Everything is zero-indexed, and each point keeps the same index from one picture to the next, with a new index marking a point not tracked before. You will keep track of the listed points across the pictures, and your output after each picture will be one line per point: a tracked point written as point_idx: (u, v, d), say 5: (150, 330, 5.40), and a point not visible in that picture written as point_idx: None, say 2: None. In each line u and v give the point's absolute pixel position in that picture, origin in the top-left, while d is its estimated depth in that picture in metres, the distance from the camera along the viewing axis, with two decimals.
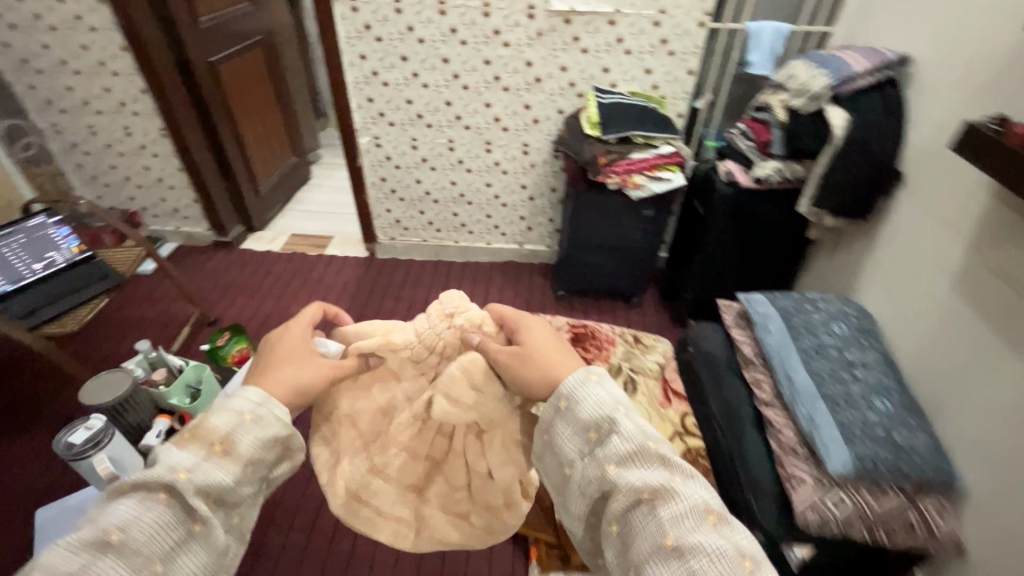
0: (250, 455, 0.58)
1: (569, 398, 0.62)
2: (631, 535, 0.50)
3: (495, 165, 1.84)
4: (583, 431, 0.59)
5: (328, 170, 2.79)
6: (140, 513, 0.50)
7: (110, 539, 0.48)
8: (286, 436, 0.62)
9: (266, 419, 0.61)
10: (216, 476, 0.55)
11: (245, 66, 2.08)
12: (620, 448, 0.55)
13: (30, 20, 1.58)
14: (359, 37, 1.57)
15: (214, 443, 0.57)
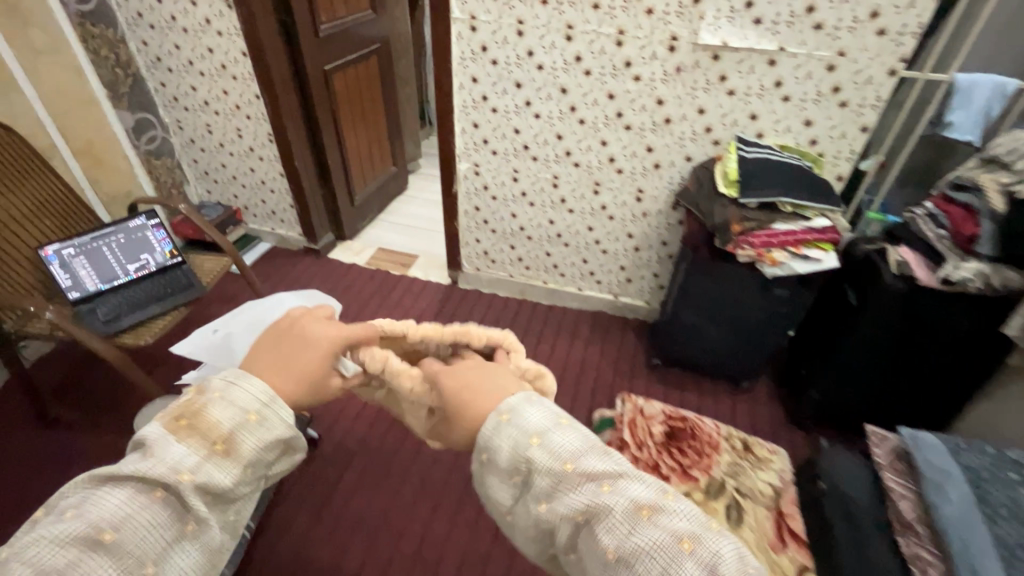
0: (256, 457, 0.54)
1: (487, 450, 0.53)
2: (583, 561, 0.48)
3: (601, 208, 1.62)
4: (506, 479, 0.52)
5: (425, 181, 2.73)
6: (134, 508, 0.48)
7: (102, 537, 0.46)
8: (290, 436, 0.56)
9: (274, 421, 0.55)
10: (217, 478, 0.51)
11: (358, 74, 2.04)
12: (544, 483, 0.50)
13: (167, 20, 1.63)
14: (473, 58, 1.43)
15: (214, 442, 0.52)
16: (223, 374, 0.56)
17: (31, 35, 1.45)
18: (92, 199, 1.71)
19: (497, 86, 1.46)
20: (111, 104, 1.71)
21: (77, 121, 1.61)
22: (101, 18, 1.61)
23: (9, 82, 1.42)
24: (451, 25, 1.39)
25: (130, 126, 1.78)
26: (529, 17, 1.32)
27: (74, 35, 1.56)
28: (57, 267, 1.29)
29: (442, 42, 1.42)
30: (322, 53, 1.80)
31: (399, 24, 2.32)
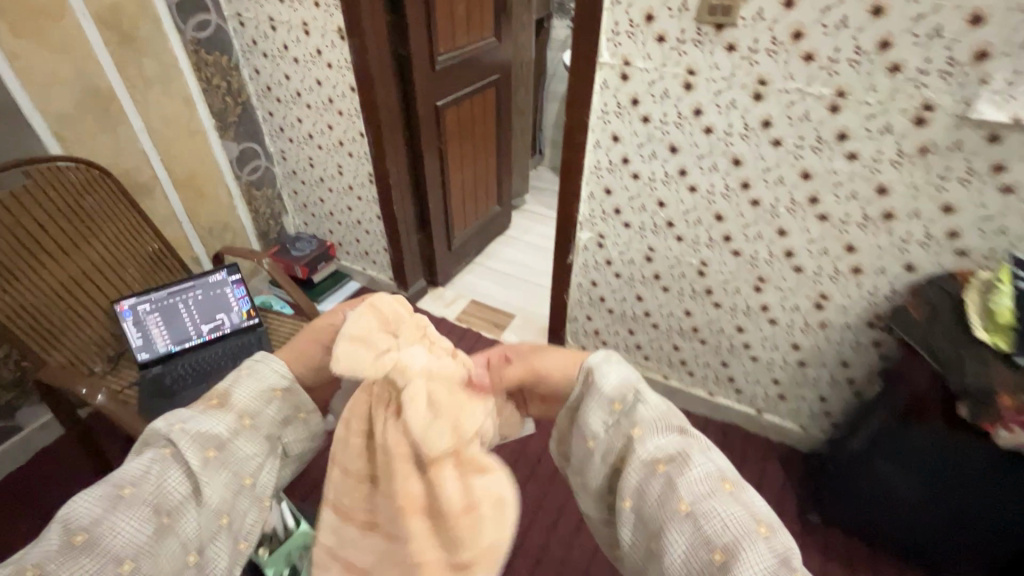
0: (254, 406, 0.64)
1: (595, 371, 0.61)
2: (653, 502, 0.53)
3: (761, 309, 1.24)
4: (607, 403, 0.59)
5: (528, 222, 2.47)
6: (149, 469, 0.56)
7: (121, 492, 0.53)
8: (283, 386, 0.67)
9: (264, 374, 0.66)
10: (208, 427, 0.60)
11: (472, 109, 1.83)
12: (646, 415, 0.57)
13: (280, 49, 1.50)
14: (618, 113, 1.12)
15: (212, 398, 0.63)
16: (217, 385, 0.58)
17: (144, 64, 1.37)
18: (189, 232, 1.62)
19: (644, 148, 1.14)
20: (218, 134, 1.62)
21: (182, 152, 1.53)
22: (216, 46, 1.52)
23: (116, 114, 1.34)
24: (596, 72, 1.09)
25: (234, 156, 1.69)
26: (705, 67, 0.99)
27: (188, 64, 1.47)
28: (130, 324, 1.17)
29: (580, 91, 1.13)
30: (436, 87, 1.60)
31: (521, 52, 2.09)
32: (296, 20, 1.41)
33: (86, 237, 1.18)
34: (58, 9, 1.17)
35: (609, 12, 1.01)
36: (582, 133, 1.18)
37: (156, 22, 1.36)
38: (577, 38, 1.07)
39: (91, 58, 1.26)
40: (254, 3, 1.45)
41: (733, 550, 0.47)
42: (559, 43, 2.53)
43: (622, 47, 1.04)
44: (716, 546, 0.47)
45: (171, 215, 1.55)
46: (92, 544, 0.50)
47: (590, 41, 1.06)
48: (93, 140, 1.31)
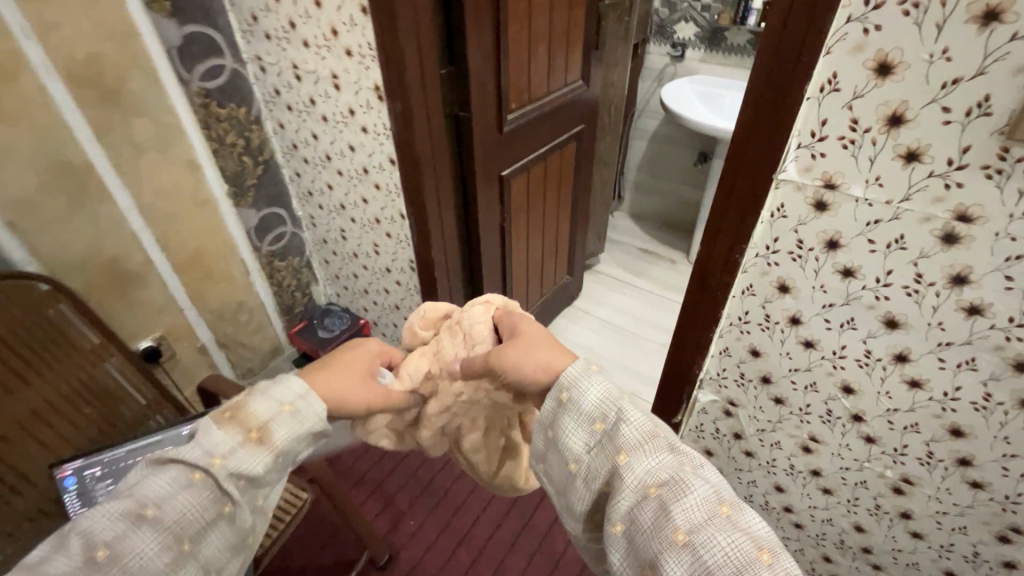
0: (291, 445, 0.57)
1: (573, 390, 0.58)
2: (643, 532, 0.46)
3: (1001, 565, 0.77)
4: (587, 423, 0.55)
5: (602, 291, 2.05)
6: (177, 488, 0.50)
7: (145, 513, 0.48)
8: (320, 429, 0.60)
9: (307, 415, 0.58)
10: (250, 465, 0.54)
11: (545, 172, 1.43)
12: (628, 436, 0.52)
13: (306, 104, 1.17)
14: (796, 255, 0.68)
15: (251, 430, 0.55)
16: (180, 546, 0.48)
17: (133, 127, 1.07)
18: (193, 319, 1.33)
19: (833, 312, 0.70)
20: (233, 202, 1.31)
21: (184, 227, 1.23)
22: (230, 96, 1.21)
23: (96, 191, 1.05)
24: (768, 191, 0.65)
25: (253, 226, 1.38)
26: (999, 214, 0.53)
27: (193, 121, 1.16)
28: (72, 498, 0.85)
29: (734, 216, 0.70)
30: (501, 154, 1.21)
31: (610, 93, 1.66)
32: (324, 71, 1.06)
33: (26, 378, 0.86)
34: (10, 65, 0.88)
35: (813, 103, 0.58)
36: (725, 274, 0.75)
37: (151, 72, 1.06)
38: (742, 137, 0.64)
39: (60, 125, 0.96)
40: (274, 45, 1.11)
41: None
42: (654, 73, 2.06)
43: (826, 161, 0.60)
44: None
45: (170, 302, 1.26)
46: (112, 564, 0.46)
47: (768, 146, 0.62)
48: (65, 226, 1.03)
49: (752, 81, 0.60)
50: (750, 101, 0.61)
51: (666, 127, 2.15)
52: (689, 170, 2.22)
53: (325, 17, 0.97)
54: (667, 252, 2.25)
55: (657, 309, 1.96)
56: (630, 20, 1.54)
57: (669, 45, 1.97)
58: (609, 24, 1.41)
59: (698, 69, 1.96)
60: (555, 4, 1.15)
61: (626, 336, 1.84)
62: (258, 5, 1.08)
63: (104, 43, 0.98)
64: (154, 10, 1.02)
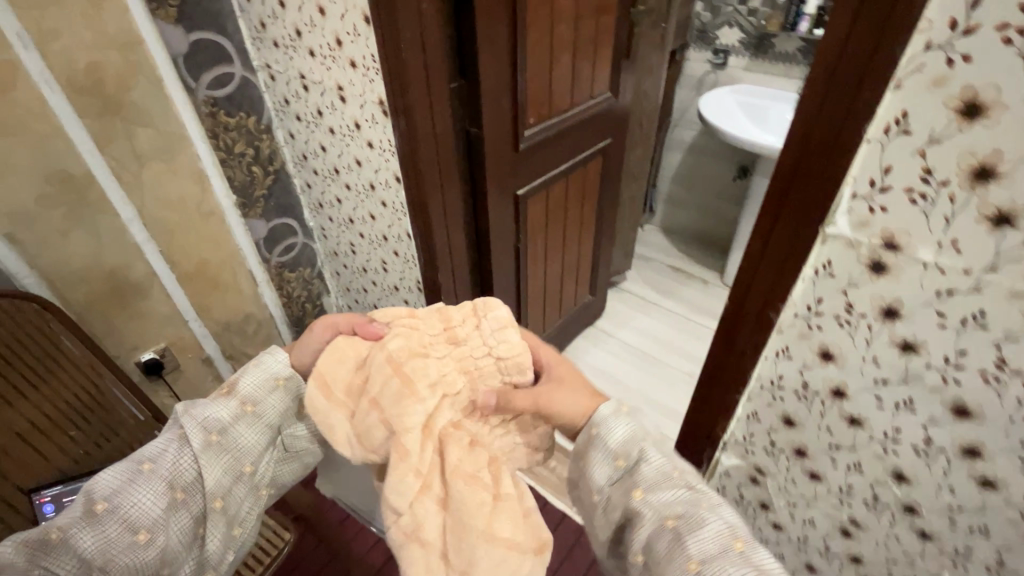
0: (256, 394, 0.62)
1: (602, 427, 0.57)
2: (660, 563, 0.50)
3: None
4: (611, 459, 0.55)
5: (626, 311, 1.94)
6: (166, 445, 0.57)
7: (140, 466, 0.55)
8: (287, 378, 0.64)
9: (270, 366, 0.63)
10: (224, 413, 0.59)
11: (567, 190, 1.33)
12: (648, 477, 0.53)
13: (314, 115, 1.11)
14: (845, 322, 0.57)
15: (223, 385, 0.61)
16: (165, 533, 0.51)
17: (136, 136, 1.03)
18: (198, 330, 1.30)
19: (886, 390, 0.58)
20: (241, 213, 1.28)
21: (189, 239, 1.20)
22: (240, 104, 1.17)
23: (96, 202, 1.02)
24: (812, 245, 0.55)
25: (261, 237, 1.34)
26: None
27: (200, 131, 1.12)
28: None
29: (771, 270, 0.59)
30: (517, 172, 1.13)
31: (643, 104, 1.55)
32: (330, 82, 1.00)
33: (10, 401, 0.83)
34: (7, 74, 0.85)
35: (873, 146, 0.47)
36: (757, 333, 0.64)
37: (155, 81, 1.02)
38: (783, 181, 0.53)
39: (59, 135, 0.93)
40: (282, 53, 1.06)
41: None
42: (694, 81, 1.93)
43: (888, 217, 0.49)
44: None
45: (174, 314, 1.23)
46: (111, 512, 0.52)
47: (816, 193, 0.52)
48: (64, 238, 1.00)
49: (797, 116, 0.50)
50: (795, 139, 0.51)
51: (704, 138, 2.02)
52: (727, 185, 2.07)
53: (330, 26, 0.91)
54: (699, 272, 2.12)
55: (685, 335, 1.83)
56: (667, 26, 1.42)
57: (710, 52, 1.84)
58: (643, 31, 1.30)
59: (741, 77, 1.82)
60: (581, 12, 1.06)
61: (649, 363, 1.73)
62: (266, 12, 1.03)
63: (105, 51, 0.94)
64: (159, 16, 0.98)
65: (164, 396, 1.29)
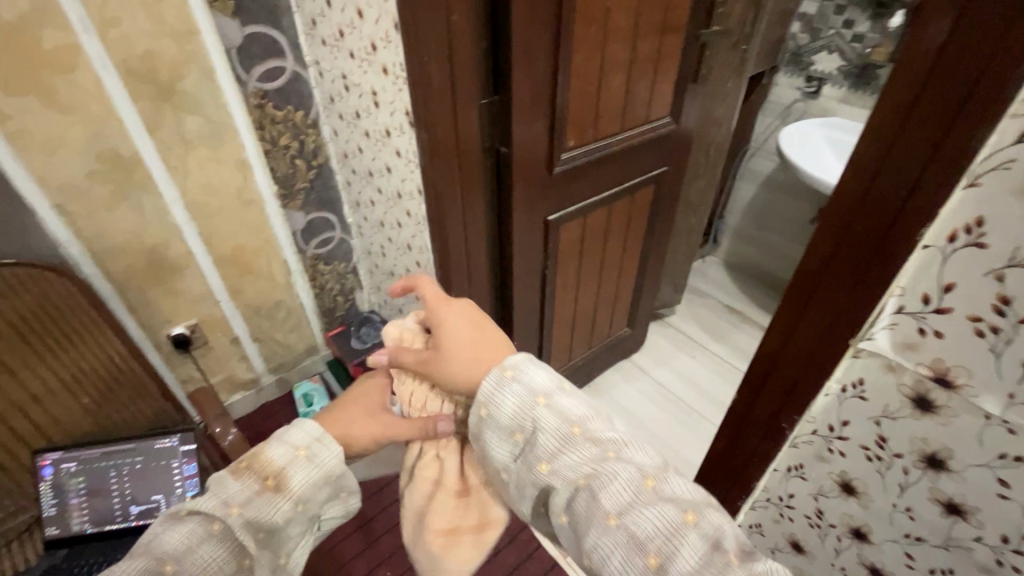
0: (311, 492, 0.50)
1: (489, 403, 0.49)
2: (579, 528, 0.42)
3: None
4: (508, 434, 0.49)
5: (668, 350, 1.80)
6: (195, 541, 0.45)
7: (163, 569, 0.43)
8: (338, 473, 0.52)
9: (323, 459, 0.52)
10: (268, 513, 0.48)
11: (608, 218, 1.24)
12: (546, 444, 0.46)
13: (353, 116, 1.10)
14: (874, 457, 0.45)
15: (267, 477, 0.49)
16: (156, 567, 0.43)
17: (185, 123, 1.07)
18: (229, 311, 1.35)
19: (919, 549, 0.46)
20: (281, 204, 1.30)
21: (227, 224, 1.23)
22: (289, 98, 1.18)
23: (142, 182, 1.06)
24: (840, 357, 0.44)
25: (299, 228, 1.37)
26: None
27: (247, 121, 1.15)
28: (45, 489, 0.88)
29: (787, 375, 0.48)
30: (549, 196, 1.05)
31: (711, 132, 1.41)
32: (366, 86, 0.98)
33: (28, 362, 0.89)
34: (69, 57, 0.90)
35: (932, 254, 0.36)
36: (766, 440, 0.54)
37: (208, 71, 1.05)
38: (810, 274, 0.43)
39: (112, 117, 0.98)
40: (329, 53, 1.06)
41: (670, 552, 0.37)
42: (779, 108, 1.75)
43: (941, 346, 0.37)
44: (649, 555, 0.38)
45: (207, 294, 1.28)
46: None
47: (850, 296, 0.41)
48: (110, 214, 1.05)
49: (835, 199, 0.40)
50: (828, 227, 0.41)
51: (783, 173, 1.83)
52: (804, 228, 1.87)
53: (366, 30, 0.89)
54: (758, 317, 1.93)
55: (729, 386, 1.67)
56: (748, 49, 1.28)
57: (802, 78, 1.65)
58: (717, 54, 1.17)
59: (834, 110, 1.62)
60: (640, 30, 0.96)
61: (682, 411, 1.59)
62: (316, 11, 1.02)
63: (162, 41, 0.98)
64: (217, 9, 1.01)
65: (192, 368, 1.35)
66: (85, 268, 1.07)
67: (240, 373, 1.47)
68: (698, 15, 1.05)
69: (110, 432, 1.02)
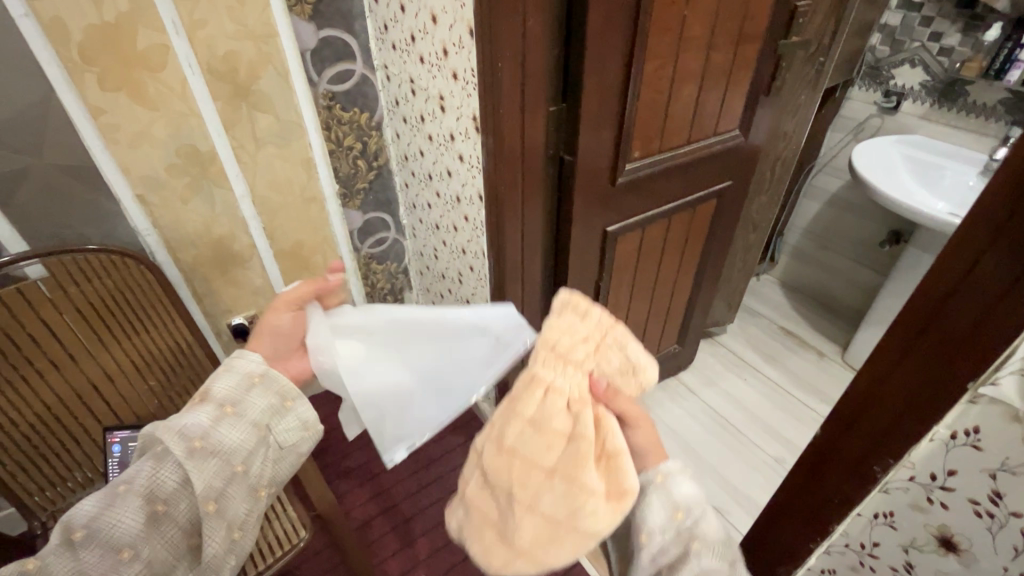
0: (241, 401, 0.54)
1: (669, 477, 0.50)
2: None
3: None
4: (672, 510, 0.49)
5: (717, 370, 1.73)
6: (141, 465, 0.50)
7: (118, 488, 0.48)
8: (292, 394, 0.57)
9: (243, 365, 0.57)
10: (215, 430, 0.52)
11: (666, 231, 1.20)
12: (707, 532, 0.49)
13: (417, 120, 1.11)
14: (986, 514, 0.41)
15: (224, 406, 0.53)
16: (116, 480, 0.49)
17: (257, 121, 1.11)
18: None
19: None
20: (341, 203, 1.33)
21: (290, 220, 1.27)
22: (355, 100, 1.21)
23: (215, 177, 1.11)
24: (952, 402, 0.39)
25: (356, 227, 1.40)
26: None
27: (315, 122, 1.18)
28: (112, 464, 0.91)
29: (884, 414, 0.44)
30: (609, 206, 1.03)
31: (779, 146, 1.36)
32: (434, 90, 0.99)
33: (105, 343, 0.94)
34: (159, 56, 0.94)
35: None
36: (852, 482, 0.49)
37: (283, 72, 1.08)
38: (926, 308, 0.39)
39: (193, 113, 1.02)
40: (398, 56, 1.07)
41: None
42: (853, 124, 1.66)
43: None
44: None
45: (266, 286, 1.32)
46: (93, 538, 0.47)
47: (971, 338, 0.37)
48: (185, 205, 1.10)
49: (966, 227, 0.35)
50: (955, 257, 0.36)
51: (853, 192, 1.73)
52: (872, 251, 1.76)
53: (439, 35, 0.89)
54: (816, 342, 1.84)
55: (782, 412, 1.59)
56: (826, 61, 1.22)
57: (880, 92, 1.57)
58: (794, 65, 1.12)
59: (915, 128, 1.52)
60: (716, 39, 0.93)
61: (730, 436, 1.52)
62: (389, 15, 1.04)
63: (243, 42, 1.01)
64: (295, 13, 1.04)
65: None
66: (159, 256, 1.12)
67: None
68: (777, 25, 1.01)
69: (173, 414, 1.06)
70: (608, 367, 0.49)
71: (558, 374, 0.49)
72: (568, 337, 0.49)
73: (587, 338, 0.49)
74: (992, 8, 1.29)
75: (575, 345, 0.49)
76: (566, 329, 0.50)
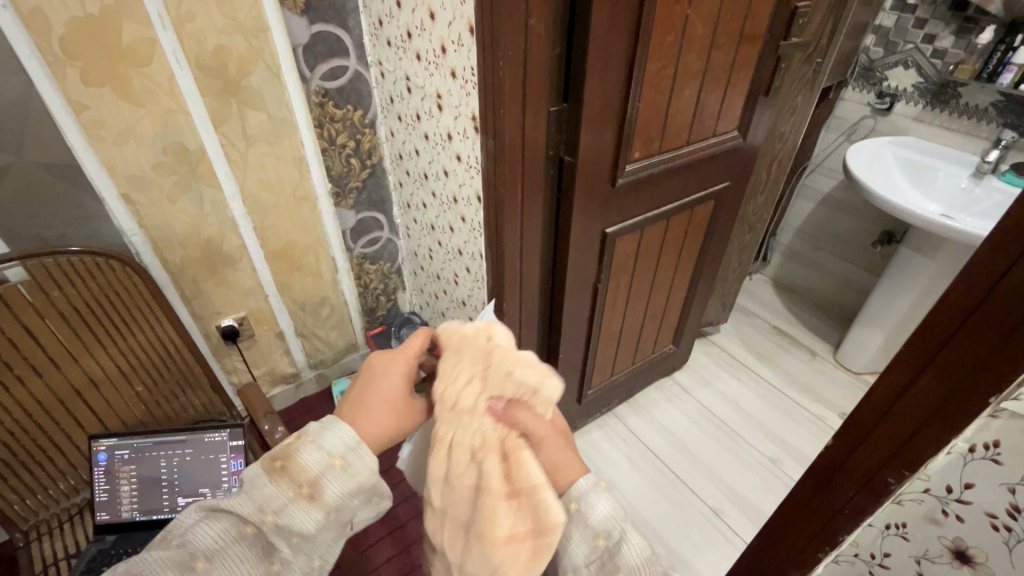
0: (344, 502, 0.54)
1: (579, 501, 0.55)
2: None
3: None
4: (589, 538, 0.53)
5: (712, 370, 1.74)
6: (228, 540, 0.51)
7: (194, 565, 0.49)
8: (373, 484, 0.56)
9: (358, 470, 0.55)
10: (301, 520, 0.52)
11: (664, 233, 1.19)
12: (629, 561, 0.49)
13: (412, 118, 1.09)
14: (1002, 528, 0.40)
15: (303, 486, 0.52)
16: (192, 552, 0.49)
17: (248, 118, 1.08)
18: (276, 305, 1.36)
19: None
20: (333, 202, 1.31)
21: (281, 220, 1.24)
22: (349, 97, 1.18)
23: (205, 175, 1.08)
24: (972, 416, 0.38)
25: (349, 227, 1.37)
26: None
27: (307, 119, 1.15)
28: (98, 473, 0.90)
29: (901, 426, 0.42)
30: (608, 207, 1.02)
31: (775, 147, 1.35)
32: (431, 88, 0.97)
33: (90, 348, 0.91)
34: (145, 50, 0.91)
35: None
36: (863, 494, 0.48)
37: (274, 67, 1.06)
38: (943, 323, 0.37)
39: (181, 110, 0.99)
40: (394, 53, 1.05)
41: None
42: (846, 125, 1.68)
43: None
44: None
45: (256, 287, 1.29)
46: None
47: (991, 354, 0.35)
48: (173, 204, 1.07)
49: (994, 234, 0.34)
50: (973, 275, 0.35)
51: (845, 192, 1.75)
52: (864, 251, 1.78)
53: (437, 32, 0.87)
54: (808, 342, 1.85)
55: (777, 413, 1.60)
56: (823, 62, 1.22)
57: (873, 93, 1.58)
58: (791, 68, 1.11)
59: (907, 129, 1.53)
60: (717, 39, 0.92)
61: (726, 435, 1.52)
62: (384, 11, 1.02)
63: (233, 36, 0.98)
64: (287, 7, 1.01)
65: (237, 360, 1.37)
66: (145, 256, 1.09)
67: (283, 367, 1.49)
68: (777, 26, 1.00)
69: (161, 421, 1.03)
70: (506, 391, 0.59)
71: (457, 428, 0.58)
72: (454, 393, 0.59)
73: (472, 376, 0.59)
74: (985, 12, 1.30)
75: (467, 394, 0.58)
76: (451, 379, 0.60)
